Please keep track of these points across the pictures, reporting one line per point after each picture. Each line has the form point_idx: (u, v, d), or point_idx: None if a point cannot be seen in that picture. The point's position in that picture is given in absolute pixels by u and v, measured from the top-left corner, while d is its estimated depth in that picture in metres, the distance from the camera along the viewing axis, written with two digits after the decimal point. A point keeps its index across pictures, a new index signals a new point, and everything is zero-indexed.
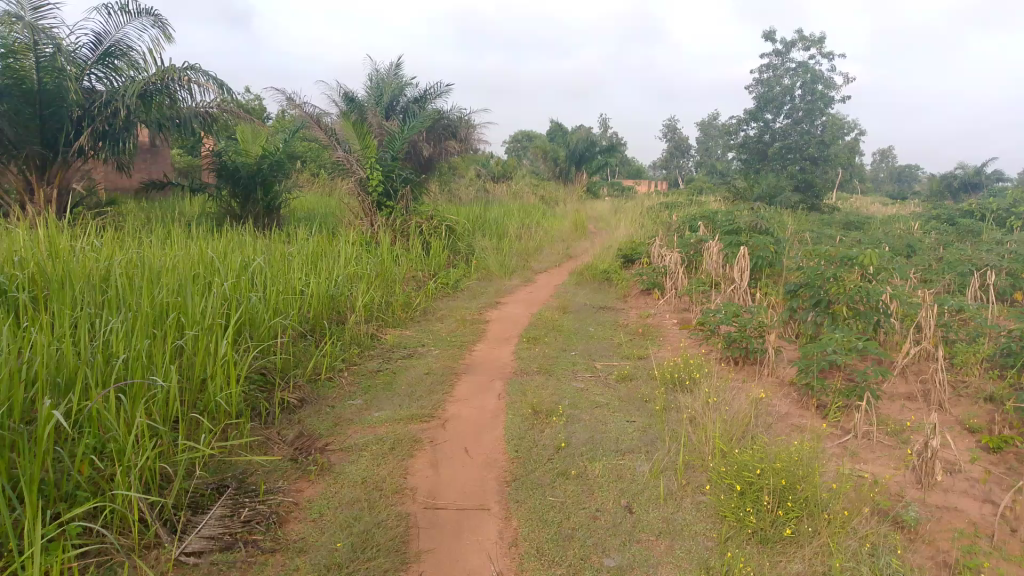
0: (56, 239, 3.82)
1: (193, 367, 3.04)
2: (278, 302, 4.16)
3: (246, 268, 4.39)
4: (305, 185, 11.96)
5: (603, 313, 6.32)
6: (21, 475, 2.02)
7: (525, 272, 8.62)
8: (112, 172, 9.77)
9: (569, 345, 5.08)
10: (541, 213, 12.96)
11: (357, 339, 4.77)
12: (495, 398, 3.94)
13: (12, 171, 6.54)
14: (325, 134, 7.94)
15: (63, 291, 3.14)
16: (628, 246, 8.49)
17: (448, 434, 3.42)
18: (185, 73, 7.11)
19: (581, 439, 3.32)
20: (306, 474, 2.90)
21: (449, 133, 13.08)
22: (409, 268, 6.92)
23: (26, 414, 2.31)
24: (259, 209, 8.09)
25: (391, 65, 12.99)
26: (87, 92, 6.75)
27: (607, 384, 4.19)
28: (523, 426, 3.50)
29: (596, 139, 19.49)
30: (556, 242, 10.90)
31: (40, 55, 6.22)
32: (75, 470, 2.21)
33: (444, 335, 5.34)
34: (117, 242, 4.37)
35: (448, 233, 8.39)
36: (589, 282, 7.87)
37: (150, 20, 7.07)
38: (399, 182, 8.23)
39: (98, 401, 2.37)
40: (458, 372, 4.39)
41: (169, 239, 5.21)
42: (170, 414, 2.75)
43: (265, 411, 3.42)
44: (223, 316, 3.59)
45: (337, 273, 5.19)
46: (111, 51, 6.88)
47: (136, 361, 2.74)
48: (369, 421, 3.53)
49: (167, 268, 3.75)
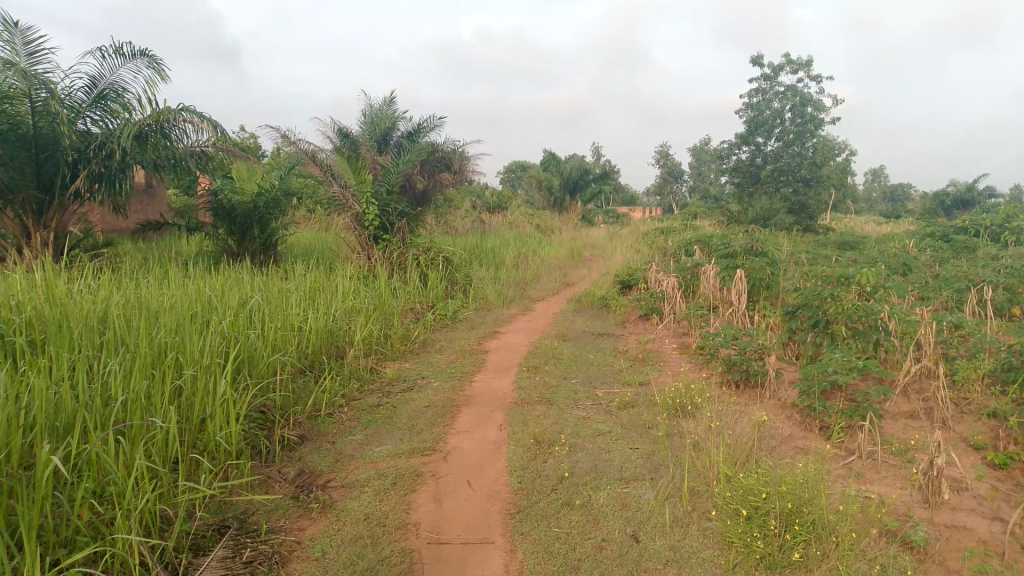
0: (54, 282, 3.84)
1: (192, 408, 3.02)
2: (276, 338, 4.14)
3: (244, 305, 4.40)
4: (302, 222, 12.07)
5: (603, 340, 6.33)
6: (19, 521, 2.00)
7: (524, 300, 8.64)
8: (109, 215, 9.84)
9: (569, 373, 5.08)
10: (538, 242, 13.03)
11: (357, 373, 4.76)
12: (496, 430, 3.91)
13: (9, 216, 6.58)
14: (320, 170, 8.01)
15: (60, 334, 3.15)
16: (626, 272, 8.51)
17: (451, 467, 3.39)
18: (179, 114, 7.21)
19: (584, 468, 3.29)
20: (308, 512, 2.87)
21: (443, 166, 13.10)
22: (406, 301, 6.95)
23: (25, 460, 2.31)
24: (256, 246, 8.12)
25: (385, 100, 13.12)
26: (82, 135, 6.83)
27: (608, 412, 4.16)
28: (525, 457, 3.47)
29: (589, 166, 19.60)
30: (553, 270, 10.92)
31: (35, 100, 6.26)
32: (74, 515, 2.19)
33: (444, 367, 5.33)
34: (114, 283, 4.39)
35: (446, 264, 8.41)
36: (587, 309, 7.87)
37: (145, 62, 7.15)
38: (396, 216, 8.28)
39: (98, 443, 2.36)
40: (459, 405, 4.36)
41: (165, 279, 5.22)
42: (170, 455, 2.73)
43: (265, 449, 3.38)
44: (222, 355, 3.57)
45: (335, 308, 5.20)
46: (106, 94, 6.94)
47: (134, 403, 2.73)
48: (370, 457, 3.50)
49: (164, 307, 3.77)
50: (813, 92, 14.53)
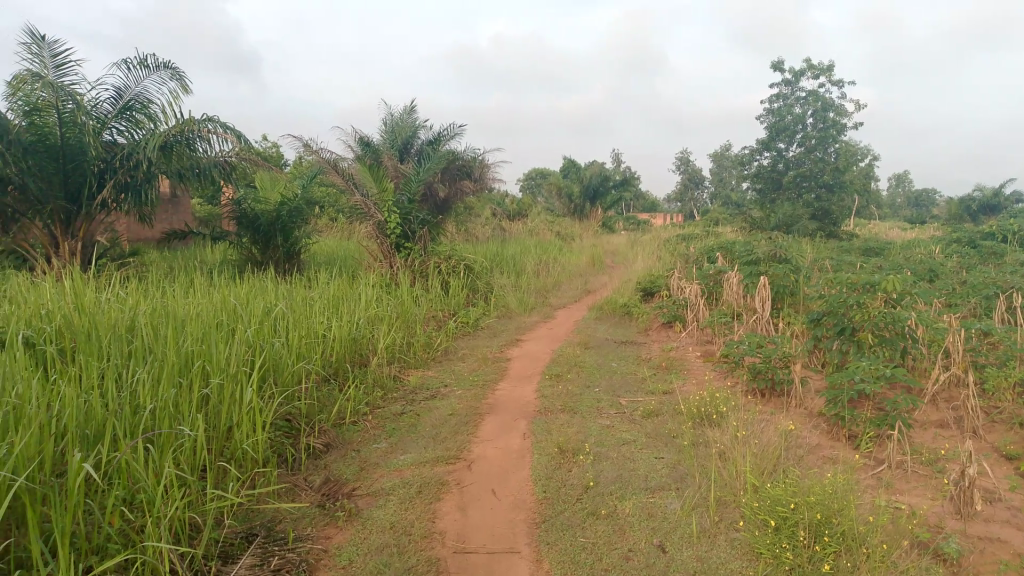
0: (82, 291, 3.91)
1: (219, 416, 3.05)
2: (301, 346, 4.17)
3: (269, 313, 4.45)
4: (325, 230, 12.17)
5: (626, 348, 6.31)
6: (53, 529, 2.02)
7: (545, 308, 8.63)
8: (134, 224, 10.03)
9: (593, 381, 5.07)
10: (559, 249, 13.04)
11: (381, 381, 4.78)
12: (520, 438, 3.91)
13: (38, 226, 6.72)
14: (342, 179, 8.08)
15: (90, 343, 3.21)
16: (648, 279, 8.48)
17: (476, 476, 3.39)
18: (204, 125, 7.31)
19: (609, 478, 3.28)
20: (334, 520, 2.88)
21: (464, 174, 13.15)
22: (428, 308, 6.98)
23: (58, 468, 2.34)
24: (279, 254, 8.21)
25: (405, 108, 13.22)
26: (108, 145, 6.95)
27: (633, 421, 4.14)
28: (549, 466, 3.47)
29: (609, 173, 19.59)
30: (574, 277, 10.92)
31: (63, 111, 6.38)
32: (105, 523, 2.21)
33: (467, 375, 5.33)
34: (141, 292, 4.45)
35: (467, 271, 8.43)
36: (610, 317, 7.85)
37: (168, 74, 7.27)
38: (416, 224, 8.33)
39: (128, 451, 2.39)
40: (482, 413, 4.36)
41: (191, 287, 5.28)
42: (198, 463, 2.75)
43: (291, 457, 3.40)
44: (248, 363, 3.61)
45: (358, 315, 5.23)
46: (132, 105, 7.04)
47: (162, 411, 2.76)
48: (395, 464, 3.51)
49: (190, 316, 3.82)
50: (834, 97, 14.44)
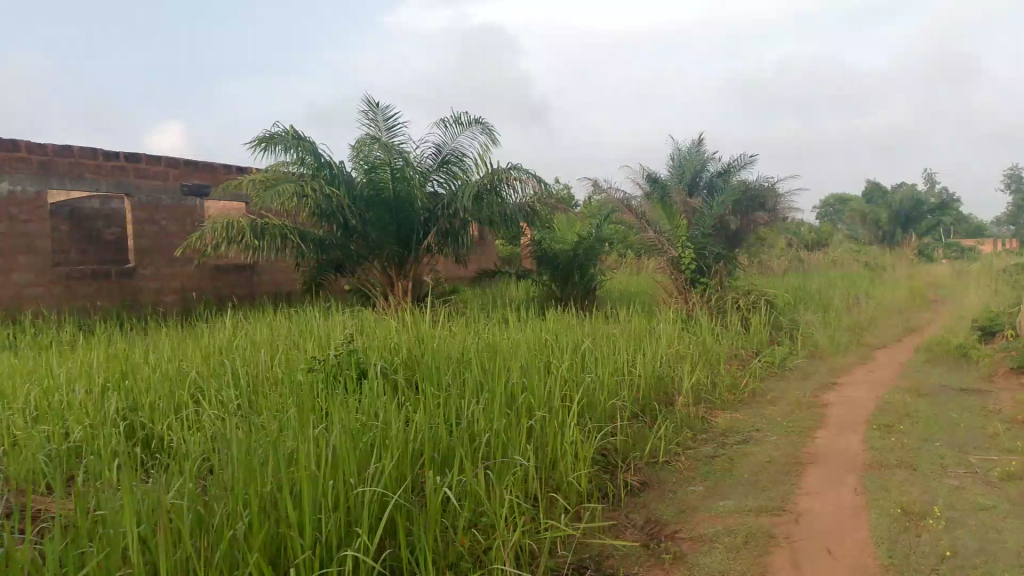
0: (419, 325, 4.46)
1: (545, 448, 3.23)
2: (611, 382, 4.29)
3: (579, 349, 4.66)
4: (617, 267, 12.43)
5: (967, 397, 5.56)
6: (419, 542, 2.28)
7: (859, 347, 7.93)
8: (451, 264, 11.02)
9: (931, 434, 4.52)
10: (868, 281, 11.96)
11: (690, 422, 4.72)
12: (852, 494, 3.61)
13: (378, 268, 7.79)
14: (636, 218, 8.28)
15: (431, 374, 3.61)
16: (987, 316, 7.42)
17: (807, 532, 3.19)
18: (510, 172, 7.79)
19: (971, 549, 2.89)
20: (661, 563, 2.89)
21: (757, 205, 12.66)
22: (731, 347, 6.79)
23: (416, 487, 2.64)
24: (578, 291, 8.54)
25: (693, 143, 13.13)
26: (431, 196, 7.81)
27: (990, 484, 3.62)
28: (893, 529, 3.15)
29: (924, 196, 17.63)
30: (890, 313, 9.92)
31: (394, 168, 7.35)
32: (458, 541, 2.43)
33: (781, 419, 5.07)
34: (465, 326, 4.95)
35: (768, 307, 8.07)
36: (941, 360, 6.99)
37: (480, 128, 7.98)
38: (712, 259, 8.20)
39: (473, 477, 2.63)
40: (804, 463, 4.10)
41: (506, 322, 5.69)
42: (530, 492, 2.93)
43: (611, 493, 3.49)
44: (566, 397, 3.79)
45: (663, 354, 5.24)
46: (449, 159, 7.84)
47: (496, 440, 3.00)
48: (716, 510, 3.44)
49: (511, 350, 4.13)
50: None
